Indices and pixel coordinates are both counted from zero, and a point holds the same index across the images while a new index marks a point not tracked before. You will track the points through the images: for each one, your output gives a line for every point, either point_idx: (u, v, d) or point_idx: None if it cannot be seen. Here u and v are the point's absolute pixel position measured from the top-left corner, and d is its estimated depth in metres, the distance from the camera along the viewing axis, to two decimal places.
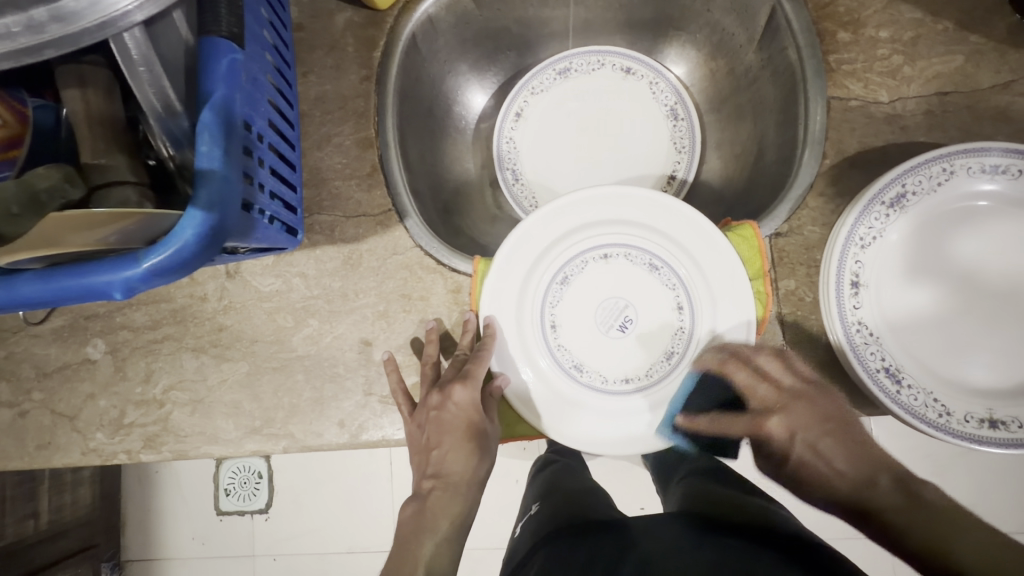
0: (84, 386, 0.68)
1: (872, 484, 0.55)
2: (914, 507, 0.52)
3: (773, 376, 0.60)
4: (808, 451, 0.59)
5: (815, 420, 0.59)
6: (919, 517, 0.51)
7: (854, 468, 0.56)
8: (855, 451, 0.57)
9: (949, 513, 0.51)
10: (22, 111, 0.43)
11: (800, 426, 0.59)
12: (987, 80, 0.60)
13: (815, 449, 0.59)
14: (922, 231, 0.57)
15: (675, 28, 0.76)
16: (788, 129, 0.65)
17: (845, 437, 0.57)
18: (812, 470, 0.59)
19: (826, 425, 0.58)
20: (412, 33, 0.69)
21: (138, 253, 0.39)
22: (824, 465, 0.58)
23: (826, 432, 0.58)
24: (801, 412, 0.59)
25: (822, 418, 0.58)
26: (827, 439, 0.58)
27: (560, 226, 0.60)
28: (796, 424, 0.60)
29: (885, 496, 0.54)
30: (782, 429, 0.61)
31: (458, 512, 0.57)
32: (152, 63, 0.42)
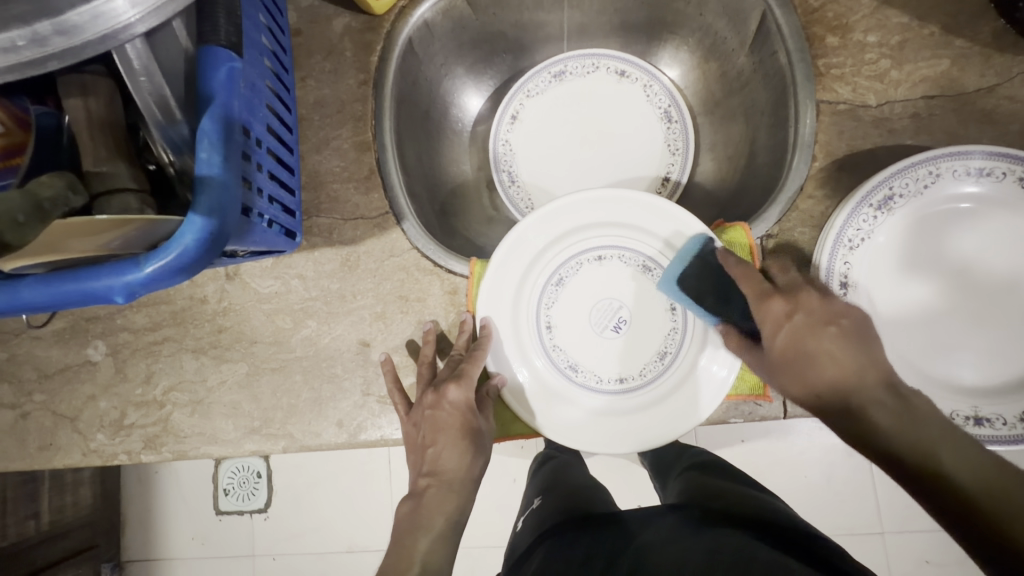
0: (85, 388, 0.69)
1: (864, 381, 0.48)
2: (907, 414, 0.46)
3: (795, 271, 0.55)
4: (803, 339, 0.51)
5: (824, 313, 0.51)
6: (905, 427, 0.45)
7: (854, 363, 0.49)
8: (859, 355, 0.49)
9: (936, 424, 0.45)
10: (24, 117, 0.44)
11: (808, 316, 0.51)
12: (973, 84, 0.61)
13: (809, 334, 0.51)
14: (911, 232, 0.58)
15: (668, 32, 0.77)
16: (778, 132, 0.66)
17: (852, 337, 0.49)
18: (805, 354, 0.50)
19: (832, 319, 0.51)
20: (408, 37, 0.69)
21: (139, 257, 0.40)
22: (820, 351, 0.50)
23: (835, 323, 0.50)
24: (813, 301, 0.52)
25: (831, 310, 0.51)
26: (832, 330, 0.50)
27: (553, 229, 0.61)
28: (803, 313, 0.51)
29: (873, 399, 0.47)
30: (790, 313, 0.52)
31: (453, 510, 0.57)
32: (152, 73, 0.43)
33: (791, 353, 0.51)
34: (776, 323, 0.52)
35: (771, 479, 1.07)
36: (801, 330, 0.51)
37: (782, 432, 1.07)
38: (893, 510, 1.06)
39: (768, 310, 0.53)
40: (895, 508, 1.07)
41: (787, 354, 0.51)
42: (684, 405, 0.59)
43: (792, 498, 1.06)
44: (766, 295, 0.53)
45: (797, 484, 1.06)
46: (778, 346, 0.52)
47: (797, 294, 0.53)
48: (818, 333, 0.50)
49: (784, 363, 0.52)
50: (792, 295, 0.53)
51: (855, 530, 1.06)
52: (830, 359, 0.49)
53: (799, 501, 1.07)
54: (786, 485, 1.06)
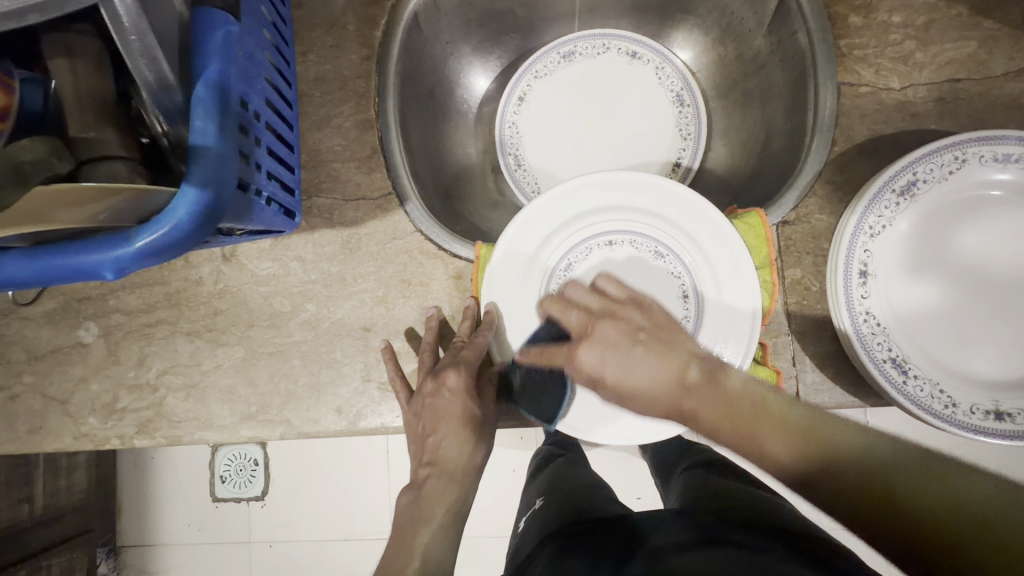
0: (76, 370, 0.67)
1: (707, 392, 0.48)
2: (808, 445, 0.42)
3: (581, 304, 0.56)
4: (624, 375, 0.51)
5: (626, 331, 0.53)
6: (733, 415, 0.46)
7: (661, 380, 0.49)
8: (666, 363, 0.50)
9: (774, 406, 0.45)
10: (8, 84, 0.41)
11: (612, 347, 0.52)
12: (1000, 67, 0.59)
13: (629, 357, 0.51)
14: (932, 220, 0.57)
15: (683, 11, 0.74)
16: (796, 116, 0.64)
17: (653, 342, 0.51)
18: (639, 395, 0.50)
19: (636, 336, 0.52)
20: (415, 11, 0.67)
21: (129, 231, 0.38)
22: (635, 379, 0.50)
23: (637, 346, 0.51)
24: (611, 332, 0.53)
25: (631, 324, 0.53)
26: (638, 348, 0.51)
27: (562, 212, 0.59)
28: (608, 347, 0.52)
29: (700, 397, 0.48)
30: (602, 347, 0.52)
31: (454, 500, 0.56)
32: (144, 32, 0.40)
33: (639, 392, 0.50)
34: (597, 366, 0.52)
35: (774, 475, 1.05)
36: (619, 362, 0.51)
37: None
38: None
39: (585, 360, 0.52)
40: None
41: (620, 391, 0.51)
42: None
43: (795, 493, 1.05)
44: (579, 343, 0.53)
45: None
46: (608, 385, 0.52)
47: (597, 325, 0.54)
48: (630, 364, 0.51)
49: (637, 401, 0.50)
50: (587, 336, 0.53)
51: None
52: (655, 383, 0.49)
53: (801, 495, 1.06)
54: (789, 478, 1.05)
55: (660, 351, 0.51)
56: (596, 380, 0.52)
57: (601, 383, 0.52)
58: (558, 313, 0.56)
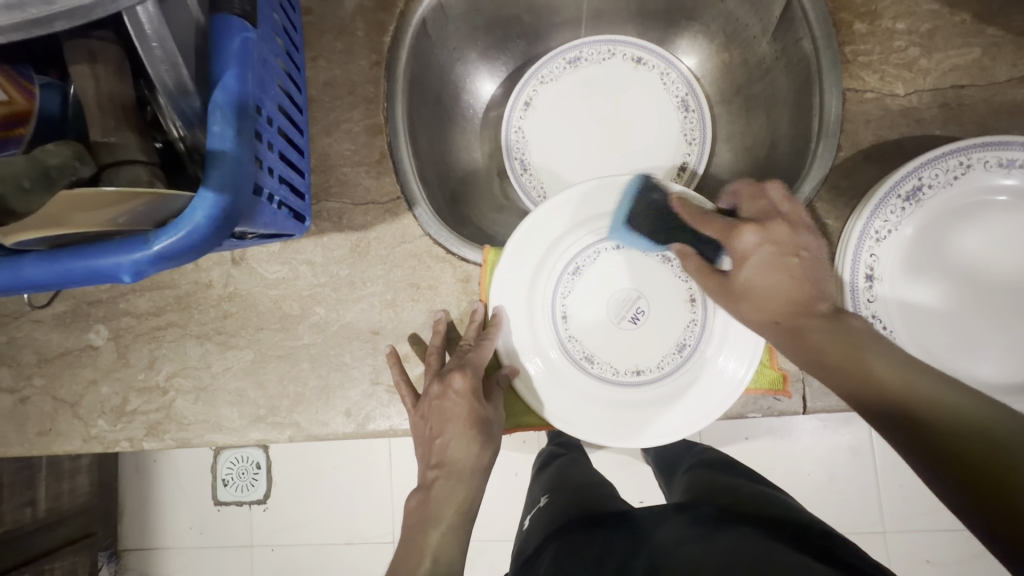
0: (85, 372, 0.67)
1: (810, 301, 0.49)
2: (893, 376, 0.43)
3: (775, 201, 0.53)
4: (766, 271, 0.50)
5: (785, 246, 0.50)
6: (841, 340, 0.46)
7: (802, 292, 0.49)
8: (808, 285, 0.49)
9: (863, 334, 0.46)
10: (28, 89, 0.43)
11: (775, 246, 0.50)
12: (1004, 74, 0.60)
13: (779, 261, 0.50)
14: (939, 224, 0.57)
15: (688, 18, 0.75)
16: (802, 121, 0.65)
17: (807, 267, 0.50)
18: (757, 288, 0.50)
19: (796, 250, 0.50)
20: (423, 18, 0.67)
21: (148, 234, 0.38)
22: (771, 282, 0.50)
23: (794, 259, 0.50)
24: (785, 234, 0.51)
25: (797, 241, 0.51)
26: (793, 260, 0.50)
27: (569, 216, 0.60)
28: (772, 246, 0.50)
29: (814, 317, 0.48)
30: (760, 240, 0.50)
31: (463, 498, 0.55)
32: (165, 39, 0.41)
33: (751, 284, 0.50)
34: (743, 253, 0.51)
35: (778, 477, 1.06)
36: (767, 264, 0.50)
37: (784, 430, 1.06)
38: (898, 510, 1.05)
39: (742, 240, 0.51)
40: (902, 508, 1.05)
41: (748, 282, 0.51)
42: (706, 390, 0.58)
43: (802, 497, 1.05)
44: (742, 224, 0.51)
45: (802, 481, 1.05)
46: (742, 273, 0.51)
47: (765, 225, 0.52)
48: (780, 271, 0.49)
49: (746, 294, 0.51)
50: (763, 228, 0.51)
51: (862, 530, 1.06)
52: (781, 291, 0.49)
53: (806, 497, 1.06)
54: (794, 481, 1.05)
55: (812, 275, 0.49)
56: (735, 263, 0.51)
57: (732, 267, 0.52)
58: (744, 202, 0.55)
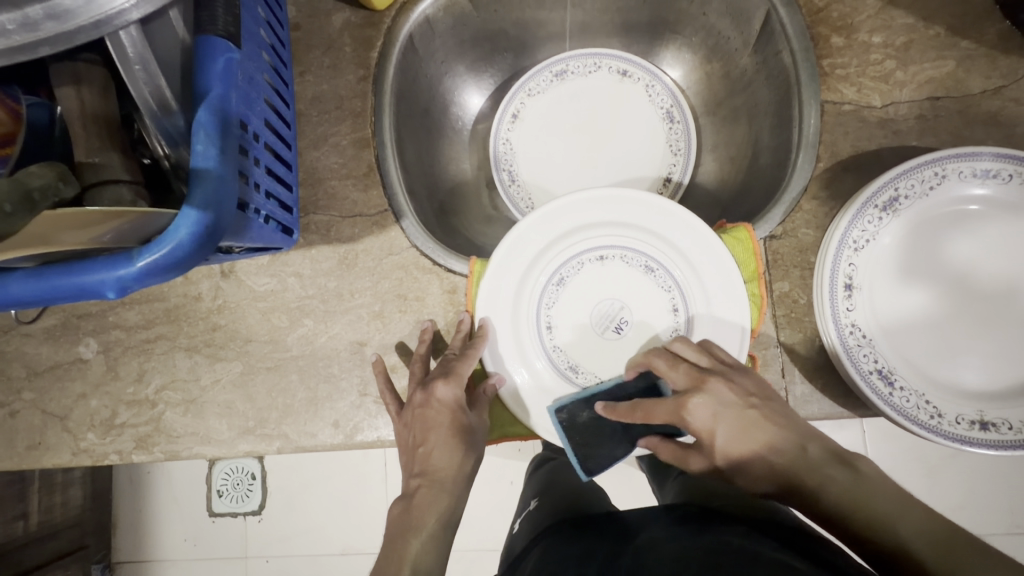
0: (75, 386, 0.67)
1: (808, 457, 0.47)
2: (858, 485, 0.44)
3: (691, 361, 0.54)
4: (737, 439, 0.49)
5: (738, 404, 0.50)
6: (858, 498, 0.44)
7: (786, 448, 0.47)
8: (780, 435, 0.48)
9: (890, 492, 0.43)
10: (16, 110, 0.44)
11: (726, 406, 0.50)
12: (978, 86, 0.61)
13: (741, 426, 0.49)
14: (916, 233, 0.58)
15: (671, 31, 0.76)
16: (782, 132, 0.66)
17: (772, 412, 0.50)
18: (750, 459, 0.48)
19: (749, 401, 0.50)
20: (410, 33, 0.68)
21: (132, 252, 0.39)
22: (755, 444, 0.48)
23: (751, 410, 0.49)
24: (728, 389, 0.50)
25: (741, 391, 0.51)
26: (756, 414, 0.49)
27: (552, 228, 0.61)
28: (724, 407, 0.50)
29: (822, 470, 0.46)
30: (711, 411, 0.50)
31: (445, 506, 0.56)
32: (148, 62, 0.42)
33: (733, 453, 0.49)
34: (706, 430, 0.50)
35: None
36: (733, 428, 0.49)
37: None
38: None
39: (695, 419, 0.50)
40: None
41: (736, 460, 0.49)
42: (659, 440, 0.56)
43: None
44: (684, 403, 0.51)
45: None
46: (720, 449, 0.49)
47: (707, 382, 0.52)
48: (746, 428, 0.49)
49: (737, 468, 0.49)
50: (705, 394, 0.50)
51: None
52: (763, 453, 0.48)
53: None
54: None
55: (776, 420, 0.49)
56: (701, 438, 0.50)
57: (705, 444, 0.50)
58: (666, 367, 0.55)
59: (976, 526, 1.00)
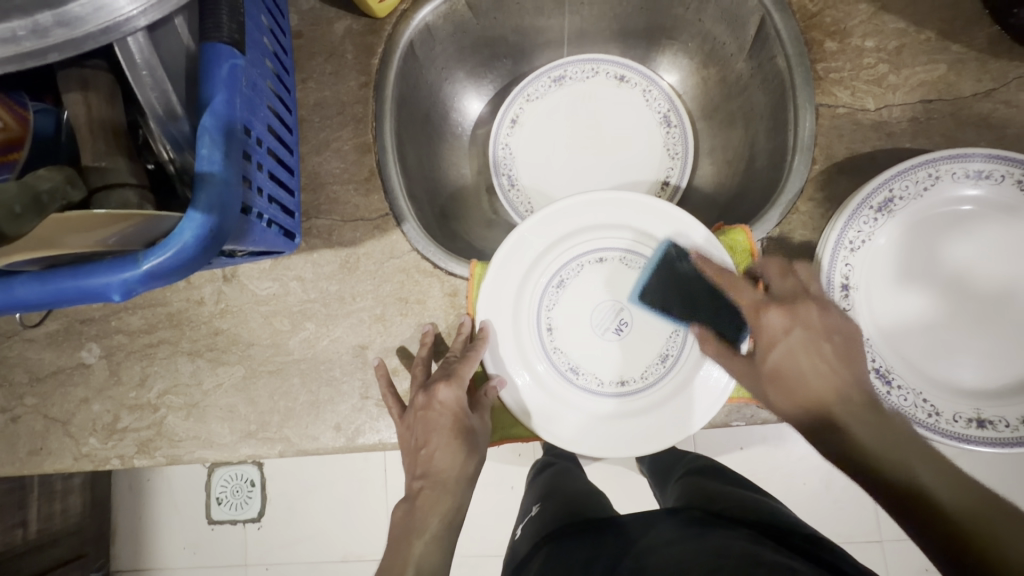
0: (77, 391, 0.67)
1: (850, 402, 0.51)
2: (885, 428, 0.48)
3: (776, 280, 0.58)
4: (796, 353, 0.54)
5: (815, 334, 0.54)
6: (881, 441, 0.47)
7: (838, 381, 0.52)
8: (837, 372, 0.53)
9: (909, 438, 0.47)
10: (23, 114, 0.44)
11: (806, 327, 0.55)
12: (970, 88, 0.62)
13: (812, 347, 0.54)
14: (911, 235, 0.59)
15: (668, 37, 0.78)
16: (778, 136, 0.67)
17: (844, 349, 0.54)
18: (799, 370, 0.54)
19: (827, 333, 0.54)
20: (410, 40, 0.69)
21: (138, 254, 0.39)
22: (817, 372, 0.53)
23: (826, 343, 0.54)
24: (816, 318, 0.55)
25: (827, 324, 0.55)
26: (828, 346, 0.54)
27: (553, 231, 0.61)
28: (802, 329, 0.55)
29: (855, 416, 0.50)
30: (789, 325, 0.55)
31: (447, 509, 0.56)
32: (155, 67, 0.44)
33: (779, 366, 0.55)
34: (773, 336, 0.56)
35: (771, 487, 1.06)
36: (797, 348, 0.54)
37: (778, 439, 1.06)
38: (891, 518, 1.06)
39: (767, 323, 0.56)
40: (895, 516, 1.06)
41: (780, 367, 0.55)
42: (672, 416, 0.59)
43: (794, 506, 1.06)
44: (764, 309, 0.57)
45: (796, 492, 1.06)
46: (771, 355, 0.55)
47: (797, 306, 0.56)
48: (814, 352, 0.54)
49: (776, 377, 0.55)
50: (790, 310, 0.56)
51: (856, 538, 1.06)
52: (821, 380, 0.53)
53: (800, 507, 1.06)
54: (787, 491, 1.06)
55: (845, 361, 0.53)
56: (761, 345, 0.56)
57: (760, 349, 0.56)
58: (773, 274, 0.58)
59: None
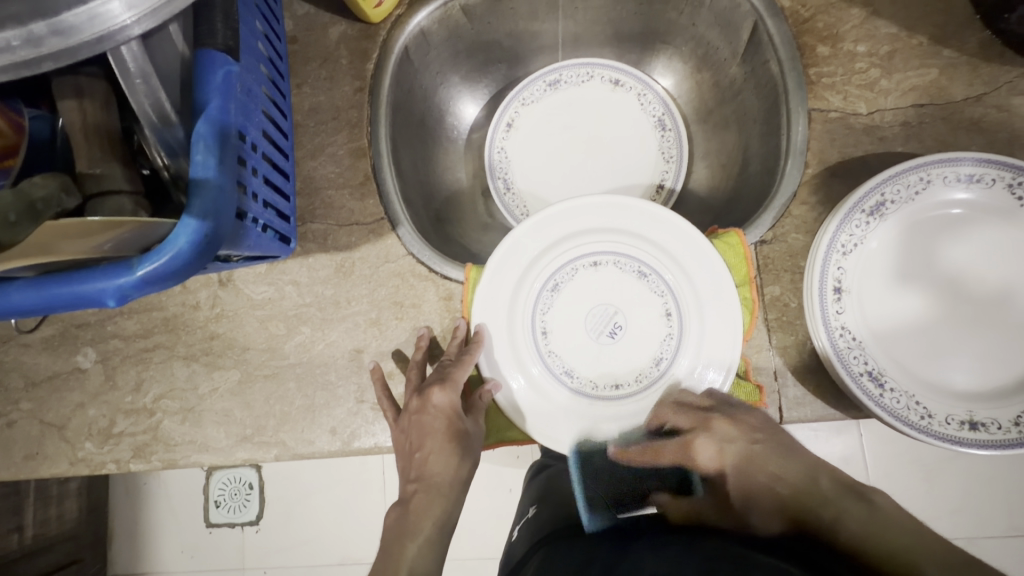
0: (73, 396, 0.68)
1: (820, 489, 0.54)
2: (868, 515, 0.50)
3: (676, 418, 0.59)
4: (749, 467, 0.57)
5: (743, 442, 0.57)
6: (871, 527, 0.49)
7: (797, 479, 0.55)
8: (787, 466, 0.56)
9: (900, 525, 0.49)
10: (19, 121, 0.45)
11: (728, 443, 0.57)
12: (961, 93, 0.63)
13: (747, 459, 0.57)
14: (902, 238, 0.59)
15: (662, 42, 0.78)
16: (771, 140, 0.67)
17: (777, 445, 0.57)
18: (756, 479, 0.56)
19: (753, 437, 0.57)
20: (405, 45, 0.70)
21: (132, 260, 0.39)
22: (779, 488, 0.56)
23: (755, 446, 0.57)
24: (730, 429, 0.57)
25: (746, 429, 0.58)
26: (759, 447, 0.57)
27: (548, 234, 0.61)
28: (729, 445, 0.58)
29: (838, 503, 0.52)
30: (718, 448, 0.58)
31: (441, 512, 0.56)
32: (148, 76, 0.44)
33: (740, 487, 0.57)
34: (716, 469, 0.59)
35: None
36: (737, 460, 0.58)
37: None
38: None
39: (700, 453, 0.59)
40: None
41: (744, 486, 0.57)
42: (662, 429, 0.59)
43: None
44: (693, 441, 0.59)
45: None
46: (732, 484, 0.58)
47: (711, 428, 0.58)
48: (752, 458, 0.57)
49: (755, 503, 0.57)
50: (709, 436, 0.58)
51: None
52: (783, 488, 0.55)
53: None
54: None
55: (782, 454, 0.57)
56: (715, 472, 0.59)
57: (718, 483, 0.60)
58: (671, 416, 0.60)
59: (972, 531, 1.01)
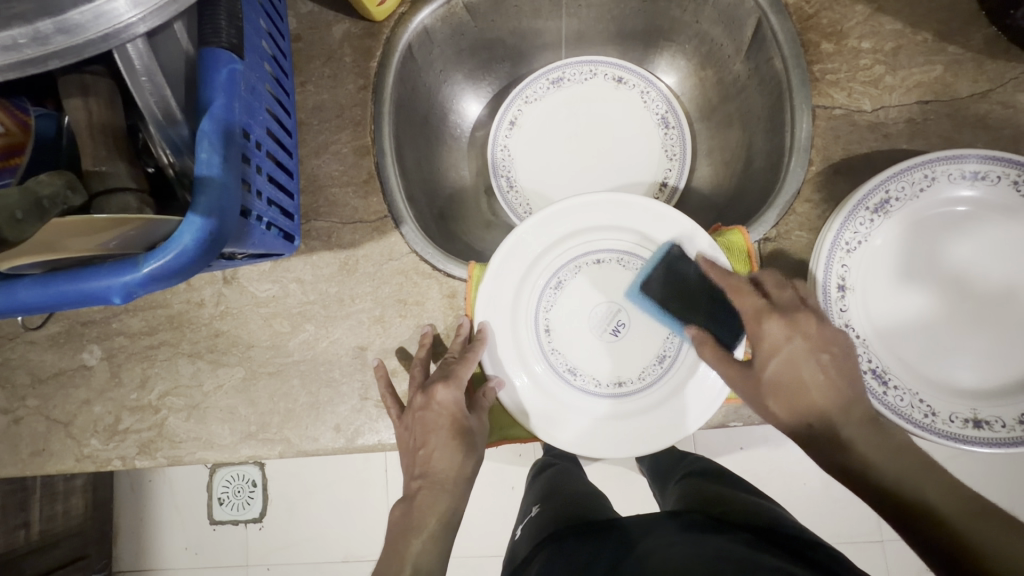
0: (79, 393, 0.68)
1: (851, 413, 0.51)
2: (887, 446, 0.49)
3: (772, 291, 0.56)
4: (796, 365, 0.53)
5: (812, 343, 0.53)
6: (898, 466, 0.47)
7: (836, 396, 0.51)
8: (842, 384, 0.52)
9: (917, 459, 0.48)
10: (24, 119, 0.45)
11: (807, 337, 0.53)
12: (967, 89, 0.62)
13: (810, 359, 0.53)
14: (907, 235, 0.59)
15: (665, 39, 0.78)
16: (775, 137, 0.67)
17: (841, 361, 0.53)
18: (805, 381, 0.52)
19: (826, 346, 0.53)
20: (408, 42, 0.70)
21: (138, 258, 0.40)
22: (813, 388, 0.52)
23: (824, 354, 0.53)
24: (813, 327, 0.54)
25: (825, 336, 0.53)
26: (824, 356, 0.53)
27: (552, 231, 0.61)
28: (800, 339, 0.53)
29: (857, 429, 0.50)
30: (785, 334, 0.53)
31: (445, 509, 0.56)
32: (154, 73, 0.44)
33: (775, 376, 0.53)
34: (771, 349, 0.54)
35: (771, 487, 1.06)
36: (792, 358, 0.53)
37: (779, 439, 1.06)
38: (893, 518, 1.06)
39: (768, 330, 0.54)
40: None
41: (779, 376, 0.53)
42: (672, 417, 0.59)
43: (794, 506, 1.06)
44: (763, 317, 0.54)
45: (797, 492, 1.06)
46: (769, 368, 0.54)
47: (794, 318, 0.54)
48: (808, 365, 0.53)
49: (774, 390, 0.53)
50: (791, 320, 0.54)
51: (854, 538, 1.07)
52: (817, 392, 0.52)
53: (799, 508, 1.06)
54: (787, 491, 1.06)
55: (840, 371, 0.52)
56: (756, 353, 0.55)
57: (758, 359, 0.54)
58: (771, 286, 0.56)
59: None
